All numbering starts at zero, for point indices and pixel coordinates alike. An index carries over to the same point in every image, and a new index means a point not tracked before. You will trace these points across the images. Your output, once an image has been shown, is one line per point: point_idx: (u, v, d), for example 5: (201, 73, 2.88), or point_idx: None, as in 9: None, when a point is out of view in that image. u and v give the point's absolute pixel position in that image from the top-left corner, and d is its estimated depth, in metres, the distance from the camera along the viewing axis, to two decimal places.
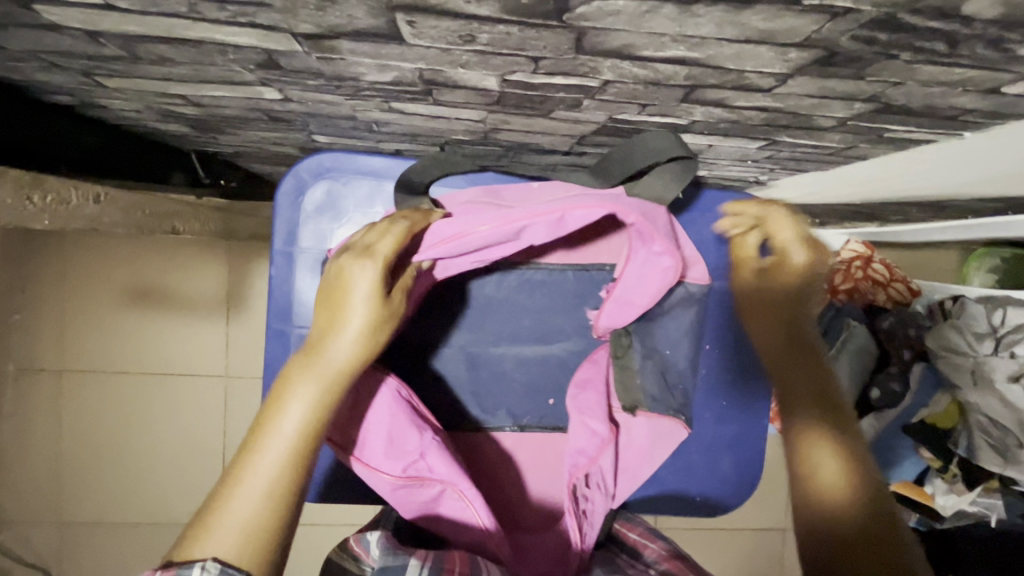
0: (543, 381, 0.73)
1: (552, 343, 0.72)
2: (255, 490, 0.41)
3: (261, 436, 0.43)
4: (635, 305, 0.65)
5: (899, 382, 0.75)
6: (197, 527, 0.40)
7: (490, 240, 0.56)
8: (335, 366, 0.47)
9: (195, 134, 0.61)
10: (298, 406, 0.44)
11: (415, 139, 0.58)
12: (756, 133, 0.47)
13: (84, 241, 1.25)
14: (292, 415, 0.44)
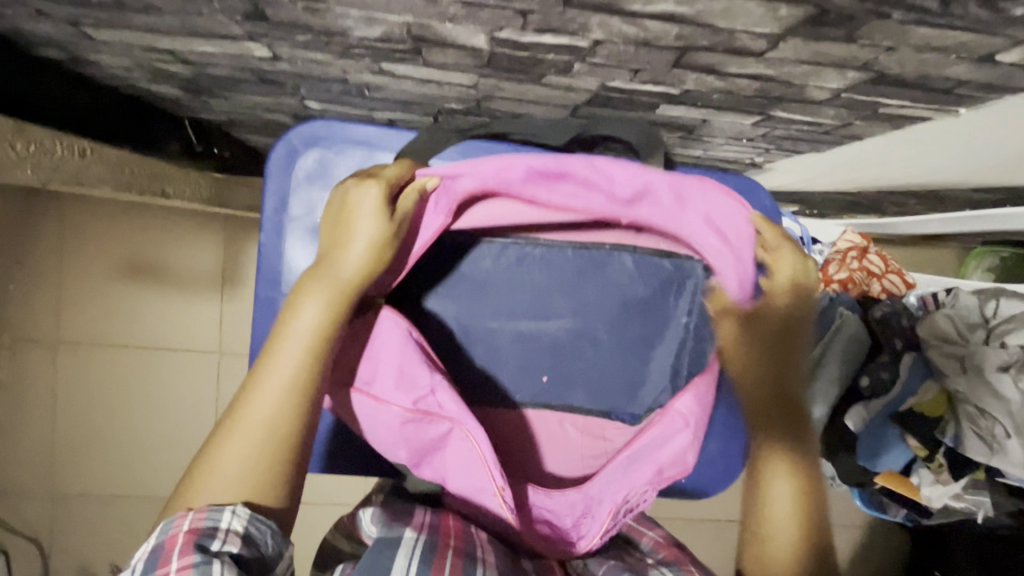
0: (536, 360, 0.71)
1: (548, 320, 0.70)
2: (276, 386, 0.45)
3: (275, 346, 0.46)
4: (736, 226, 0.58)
5: (888, 370, 0.74)
6: (228, 424, 0.44)
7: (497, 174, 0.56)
8: (346, 274, 0.49)
9: (188, 99, 0.60)
10: (311, 308, 0.47)
11: (408, 107, 0.57)
12: (750, 106, 0.47)
13: (79, 211, 1.24)
14: (305, 316, 0.47)
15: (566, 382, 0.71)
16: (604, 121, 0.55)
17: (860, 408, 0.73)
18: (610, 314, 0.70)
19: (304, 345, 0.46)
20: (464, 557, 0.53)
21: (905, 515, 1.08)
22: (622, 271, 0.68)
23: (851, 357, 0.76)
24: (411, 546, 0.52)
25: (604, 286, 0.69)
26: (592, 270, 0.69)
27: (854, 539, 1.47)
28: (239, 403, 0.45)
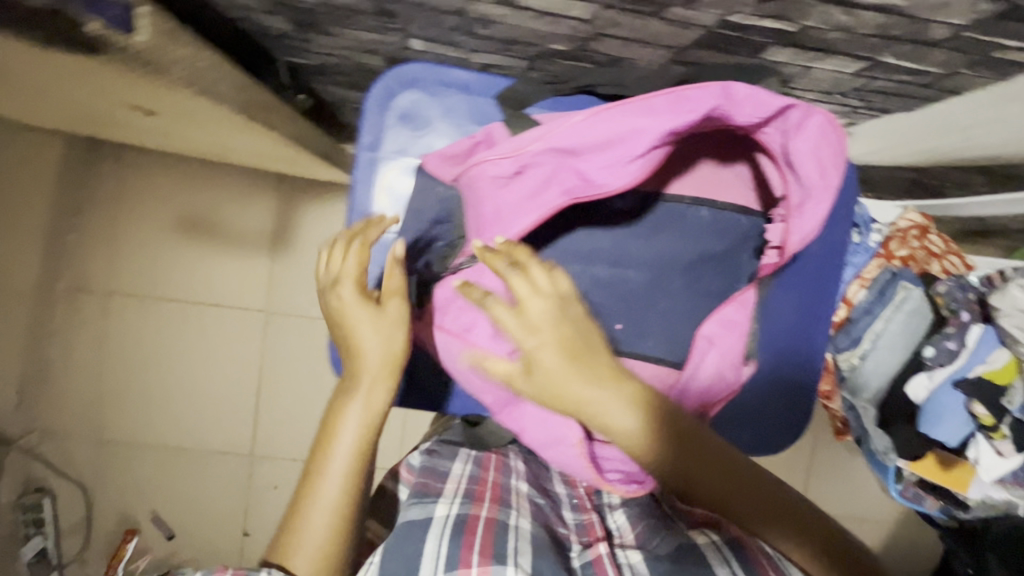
0: (617, 305, 0.67)
1: (626, 267, 0.68)
2: (329, 480, 0.55)
3: (328, 449, 0.56)
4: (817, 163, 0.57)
5: (953, 340, 0.74)
6: (290, 524, 0.54)
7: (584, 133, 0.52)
8: (366, 375, 0.57)
9: (294, 35, 0.63)
10: (351, 413, 0.57)
11: (510, 48, 0.59)
12: (861, 50, 0.48)
13: (138, 165, 1.28)
14: (347, 423, 0.56)
15: (641, 334, 0.67)
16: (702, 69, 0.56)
17: (922, 376, 0.77)
18: (687, 268, 0.68)
19: (353, 443, 0.56)
20: (494, 527, 0.58)
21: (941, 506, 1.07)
22: (701, 224, 0.67)
23: (911, 328, 0.78)
24: (442, 524, 0.58)
25: (685, 236, 0.68)
26: (672, 221, 0.67)
27: (881, 534, 1.47)
28: (298, 503, 0.55)
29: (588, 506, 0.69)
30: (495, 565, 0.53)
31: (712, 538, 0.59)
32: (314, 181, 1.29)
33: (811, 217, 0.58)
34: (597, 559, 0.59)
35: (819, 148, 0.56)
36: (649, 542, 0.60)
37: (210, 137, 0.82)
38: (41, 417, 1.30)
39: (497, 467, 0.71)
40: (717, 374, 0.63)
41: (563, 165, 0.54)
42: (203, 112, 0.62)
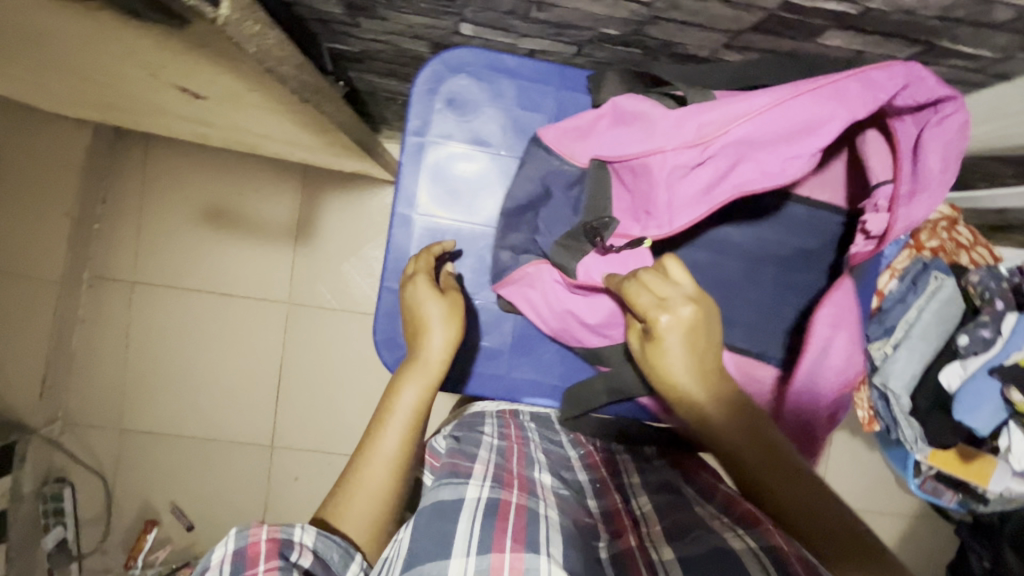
0: (710, 290, 0.73)
1: (728, 254, 0.74)
2: (383, 454, 0.54)
3: (384, 423, 0.55)
4: (942, 155, 0.53)
5: (989, 329, 0.75)
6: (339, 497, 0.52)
7: (752, 133, 0.47)
8: (432, 365, 0.58)
9: (344, 19, 0.63)
10: (410, 391, 0.56)
11: (562, 33, 0.59)
12: (919, 34, 0.49)
13: (162, 155, 1.28)
14: (406, 397, 0.56)
15: (727, 318, 0.72)
16: (753, 55, 0.57)
17: (956, 364, 0.78)
18: (779, 259, 0.74)
19: (409, 419, 0.55)
20: (526, 515, 0.48)
21: (960, 500, 1.06)
22: (798, 221, 0.73)
23: (946, 318, 0.79)
24: (472, 506, 0.49)
25: (784, 232, 0.73)
26: (773, 218, 0.73)
27: (898, 528, 1.48)
28: (347, 480, 0.53)
29: (610, 489, 0.60)
30: (527, 553, 0.43)
31: (750, 543, 0.46)
32: (338, 172, 1.29)
33: (918, 210, 0.55)
34: (626, 555, 0.47)
35: (951, 142, 0.53)
36: (684, 538, 0.48)
37: (248, 125, 0.82)
38: (65, 405, 1.30)
39: (520, 457, 0.61)
40: (847, 357, 0.62)
41: (743, 156, 0.48)
42: (254, 97, 0.62)
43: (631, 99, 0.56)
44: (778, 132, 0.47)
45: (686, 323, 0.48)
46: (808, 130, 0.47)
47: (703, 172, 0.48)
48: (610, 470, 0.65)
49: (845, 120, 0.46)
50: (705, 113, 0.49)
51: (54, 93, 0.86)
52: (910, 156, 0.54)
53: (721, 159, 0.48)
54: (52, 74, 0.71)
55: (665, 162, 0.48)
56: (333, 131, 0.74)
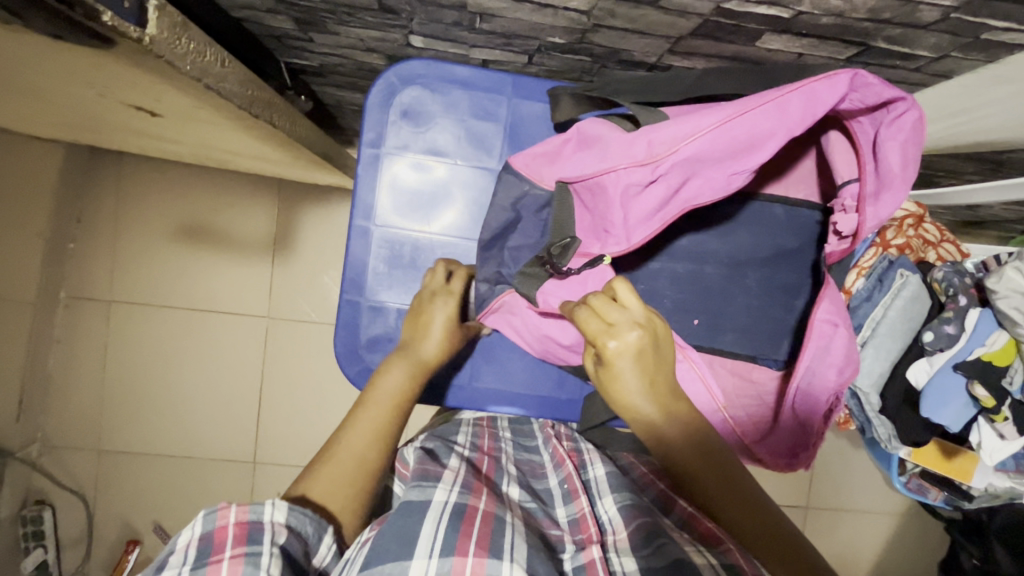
0: (692, 299, 0.74)
1: (706, 263, 0.75)
2: (360, 435, 0.54)
3: (367, 402, 0.56)
4: (905, 156, 0.53)
5: (953, 325, 0.75)
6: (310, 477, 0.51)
7: (697, 149, 0.47)
8: (424, 356, 0.61)
9: (297, 35, 0.64)
10: (395, 376, 0.58)
11: (510, 42, 0.60)
12: (854, 36, 0.50)
13: (137, 173, 1.29)
14: (390, 380, 0.58)
15: (716, 325, 0.74)
16: (698, 59, 0.58)
17: (923, 361, 0.78)
18: (760, 264, 0.74)
19: (391, 402, 0.57)
20: (493, 522, 0.48)
21: (946, 497, 1.06)
22: (775, 222, 0.73)
23: (912, 315, 0.79)
24: (439, 509, 0.48)
25: (761, 233, 0.74)
26: (750, 220, 0.74)
27: (888, 528, 1.47)
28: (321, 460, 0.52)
29: (579, 491, 0.59)
30: (490, 560, 0.43)
31: (711, 559, 0.45)
32: (315, 186, 1.30)
33: (886, 207, 0.56)
34: (590, 563, 0.47)
35: (908, 140, 0.52)
36: (645, 546, 0.47)
37: (212, 142, 0.83)
38: (44, 426, 1.30)
39: (490, 469, 0.61)
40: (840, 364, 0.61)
41: (694, 172, 0.49)
42: (208, 114, 0.63)
43: (595, 123, 0.57)
44: (726, 146, 0.47)
45: (633, 347, 0.48)
46: (753, 143, 0.47)
47: (654, 189, 0.49)
48: (577, 466, 0.67)
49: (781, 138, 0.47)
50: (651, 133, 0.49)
51: (19, 115, 0.86)
52: (869, 159, 0.55)
53: (670, 175, 0.48)
54: (11, 96, 0.71)
55: (618, 180, 0.49)
56: (293, 144, 0.75)
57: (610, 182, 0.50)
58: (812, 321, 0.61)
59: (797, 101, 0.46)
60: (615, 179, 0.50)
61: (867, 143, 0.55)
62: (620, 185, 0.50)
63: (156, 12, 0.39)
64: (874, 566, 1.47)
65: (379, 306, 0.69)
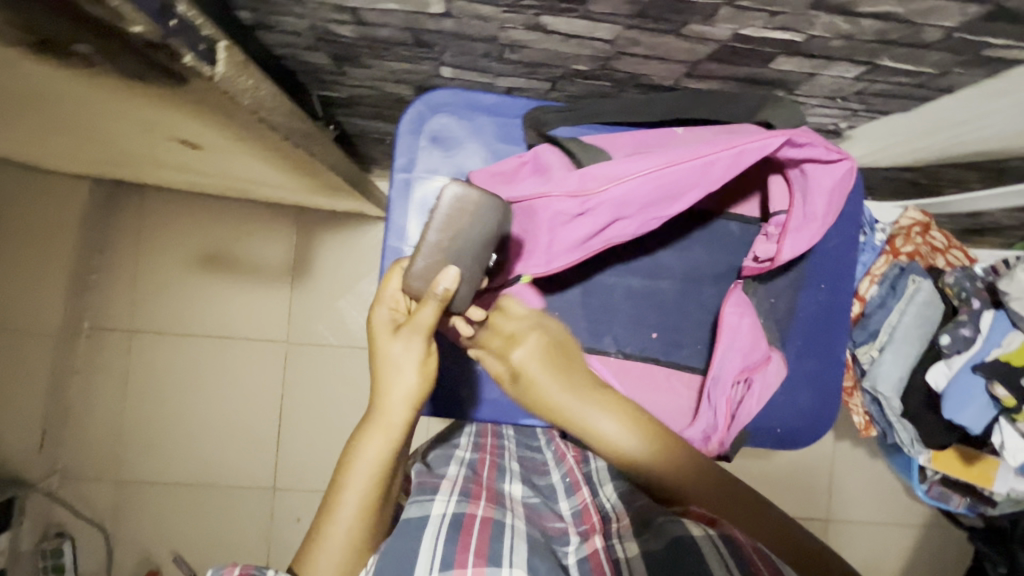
0: (651, 313, 0.73)
1: (660, 277, 0.72)
2: (346, 513, 0.51)
3: (347, 475, 0.51)
4: (824, 204, 0.58)
5: (969, 327, 0.77)
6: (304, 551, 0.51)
7: (622, 190, 0.52)
8: (398, 419, 0.52)
9: (331, 69, 0.68)
10: (370, 451, 0.52)
11: (535, 70, 0.63)
12: (862, 55, 0.53)
13: (158, 204, 1.32)
14: (367, 456, 0.52)
15: (676, 339, 0.73)
16: (712, 80, 0.61)
17: (942, 363, 0.80)
18: (718, 280, 0.73)
19: (373, 476, 0.51)
20: (492, 528, 0.51)
21: (968, 504, 1.06)
22: (734, 240, 0.71)
23: (926, 320, 0.82)
24: (438, 521, 0.51)
25: (716, 250, 0.72)
26: (708, 238, 0.71)
27: (909, 539, 1.46)
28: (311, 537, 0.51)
29: (580, 484, 0.67)
30: (489, 568, 0.46)
31: (708, 531, 0.48)
32: (332, 212, 1.33)
33: (796, 245, 0.61)
34: (592, 553, 0.52)
35: (837, 187, 0.57)
36: (646, 529, 0.52)
37: (242, 172, 0.86)
38: (63, 458, 1.30)
39: (490, 473, 0.66)
40: (745, 353, 0.66)
41: (620, 213, 0.54)
42: (247, 147, 0.66)
43: (551, 152, 0.62)
44: (644, 190, 0.53)
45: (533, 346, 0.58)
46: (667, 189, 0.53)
47: (585, 222, 0.55)
48: (579, 461, 0.73)
49: (703, 187, 0.54)
50: (589, 169, 0.54)
51: (55, 152, 0.89)
52: (801, 198, 0.60)
53: (590, 213, 0.54)
54: (56, 134, 0.75)
55: (549, 206, 0.54)
56: (322, 172, 0.78)
57: (541, 207, 0.54)
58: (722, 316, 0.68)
59: (721, 153, 0.52)
60: (546, 205, 0.54)
61: (800, 186, 0.59)
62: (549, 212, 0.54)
63: (225, 52, 0.42)
64: None
65: None
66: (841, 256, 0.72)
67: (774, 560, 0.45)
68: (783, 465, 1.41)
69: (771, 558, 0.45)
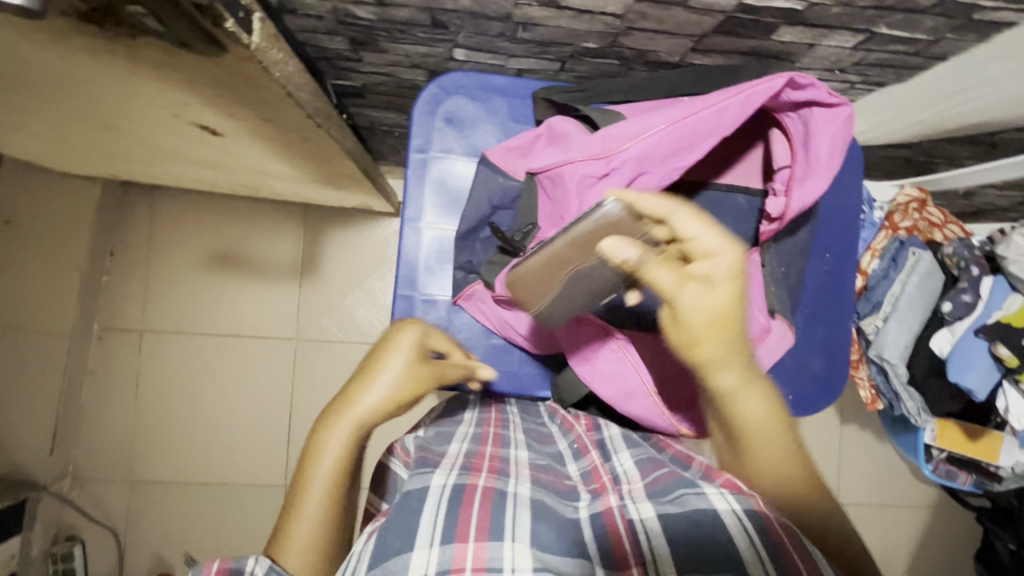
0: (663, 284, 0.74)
1: None
2: (313, 505, 0.51)
3: (313, 465, 0.53)
4: (830, 146, 0.58)
5: (969, 293, 0.80)
6: (277, 542, 0.50)
7: (647, 145, 0.56)
8: (366, 410, 0.55)
9: (348, 55, 0.70)
10: (335, 442, 0.54)
11: (546, 50, 0.66)
12: (860, 22, 0.57)
13: (168, 206, 1.33)
14: (332, 446, 0.53)
15: None
16: (717, 54, 0.64)
17: (944, 331, 0.82)
18: None
19: (338, 465, 0.53)
20: (492, 498, 0.51)
21: (975, 481, 1.05)
22: (736, 209, 0.72)
23: (927, 289, 0.84)
24: (438, 493, 0.51)
25: (723, 221, 0.73)
26: (714, 207, 0.73)
27: (919, 520, 1.47)
28: (282, 531, 0.51)
29: (589, 451, 0.66)
30: (491, 542, 0.45)
31: (734, 505, 0.48)
32: (340, 209, 1.35)
33: (809, 191, 0.60)
34: (607, 510, 0.52)
35: (837, 132, 0.58)
36: (664, 496, 0.52)
37: (257, 164, 0.88)
38: (75, 460, 1.30)
39: (495, 442, 0.65)
40: (750, 318, 0.68)
41: (643, 169, 0.57)
42: (268, 131, 0.68)
43: (564, 120, 0.64)
44: (667, 145, 0.56)
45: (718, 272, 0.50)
46: (689, 141, 0.56)
47: (612, 181, 0.57)
48: (589, 429, 0.72)
49: (717, 135, 0.57)
50: (610, 131, 0.58)
51: (71, 149, 0.91)
52: (801, 145, 0.60)
53: (617, 172, 0.57)
54: (78, 128, 0.76)
55: (575, 171, 0.57)
56: (338, 158, 0.80)
57: (569, 171, 0.58)
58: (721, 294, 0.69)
59: (730, 114, 0.55)
60: (574, 169, 0.57)
61: (800, 134, 0.60)
62: (577, 174, 0.57)
63: (260, 23, 0.44)
64: (908, 560, 1.46)
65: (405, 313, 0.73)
66: (845, 225, 0.75)
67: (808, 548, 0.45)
68: None
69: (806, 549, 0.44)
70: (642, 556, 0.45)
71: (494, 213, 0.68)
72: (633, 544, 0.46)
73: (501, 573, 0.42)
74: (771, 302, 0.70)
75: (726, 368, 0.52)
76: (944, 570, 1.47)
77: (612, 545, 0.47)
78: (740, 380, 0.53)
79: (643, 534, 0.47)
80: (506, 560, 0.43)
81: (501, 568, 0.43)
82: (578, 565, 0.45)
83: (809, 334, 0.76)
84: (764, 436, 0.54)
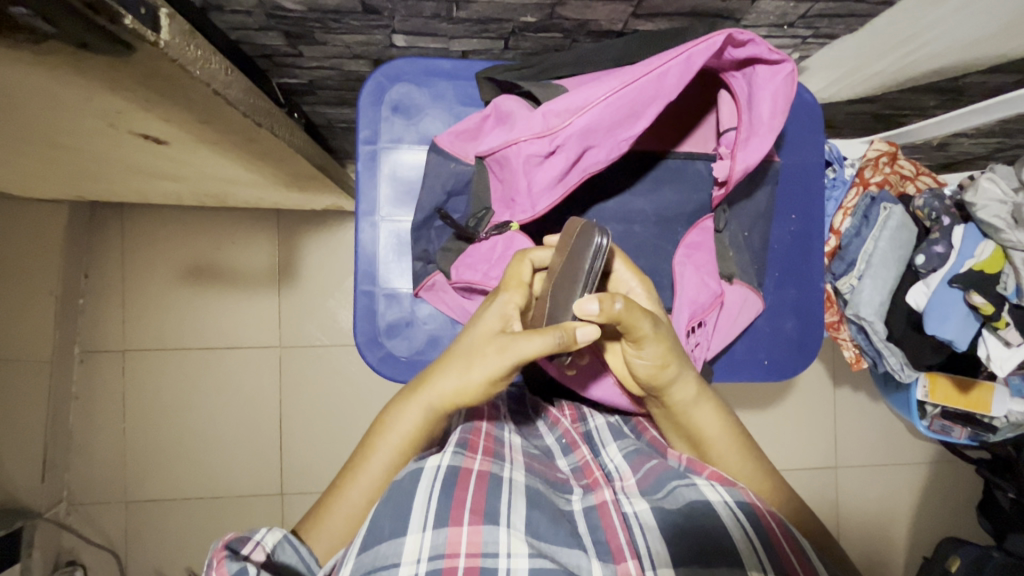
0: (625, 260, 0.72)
1: (633, 222, 0.72)
2: (366, 478, 0.56)
3: (376, 440, 0.57)
4: (779, 105, 0.58)
5: (941, 244, 0.79)
6: (318, 509, 0.56)
7: (591, 118, 0.54)
8: (438, 395, 0.55)
9: (287, 50, 0.69)
10: (407, 419, 0.56)
11: (486, 28, 0.65)
12: None
13: (138, 222, 1.31)
14: (401, 425, 0.56)
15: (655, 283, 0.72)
16: (659, 17, 0.63)
17: (920, 284, 0.81)
18: (689, 220, 0.72)
19: (404, 439, 0.56)
20: (488, 483, 0.50)
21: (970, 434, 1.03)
22: (697, 177, 0.71)
23: (901, 243, 0.83)
24: (432, 475, 0.49)
25: (682, 189, 0.72)
26: (672, 176, 0.71)
27: (919, 477, 1.47)
28: (329, 495, 0.56)
29: (575, 439, 0.65)
30: (486, 526, 0.46)
31: (724, 496, 0.49)
32: (312, 212, 1.33)
33: (754, 151, 0.59)
34: (601, 503, 0.51)
35: (779, 90, 0.58)
36: (658, 492, 0.52)
37: (213, 172, 0.87)
38: (68, 485, 1.30)
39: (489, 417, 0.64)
40: (699, 283, 0.68)
41: (588, 144, 0.56)
42: (212, 136, 0.67)
43: (509, 98, 0.62)
44: (611, 115, 0.54)
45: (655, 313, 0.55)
46: (636, 110, 0.55)
47: (560, 158, 0.56)
48: (574, 420, 0.72)
49: (660, 104, 0.55)
50: (553, 108, 0.55)
51: (24, 172, 0.90)
52: (746, 106, 0.59)
53: (564, 149, 0.56)
54: (26, 151, 0.75)
55: (520, 151, 0.56)
56: (291, 157, 0.78)
57: (516, 152, 0.56)
58: (674, 263, 0.69)
59: (676, 76, 0.54)
60: (521, 149, 0.56)
61: (744, 94, 0.59)
62: (526, 153, 0.56)
63: (168, 20, 0.44)
64: (912, 519, 1.45)
65: (371, 309, 0.73)
66: (807, 187, 0.76)
67: (805, 550, 0.45)
68: (785, 416, 1.41)
69: (798, 544, 0.46)
70: (638, 550, 0.45)
71: (448, 201, 0.67)
72: (628, 538, 0.47)
73: (496, 558, 0.43)
74: (728, 268, 0.70)
75: (682, 383, 0.57)
76: (948, 525, 1.46)
77: (606, 538, 0.48)
78: (694, 397, 0.59)
79: (639, 529, 0.47)
80: (501, 545, 0.44)
81: (496, 553, 0.44)
82: (574, 551, 0.46)
83: (776, 299, 0.76)
84: (731, 442, 0.60)
